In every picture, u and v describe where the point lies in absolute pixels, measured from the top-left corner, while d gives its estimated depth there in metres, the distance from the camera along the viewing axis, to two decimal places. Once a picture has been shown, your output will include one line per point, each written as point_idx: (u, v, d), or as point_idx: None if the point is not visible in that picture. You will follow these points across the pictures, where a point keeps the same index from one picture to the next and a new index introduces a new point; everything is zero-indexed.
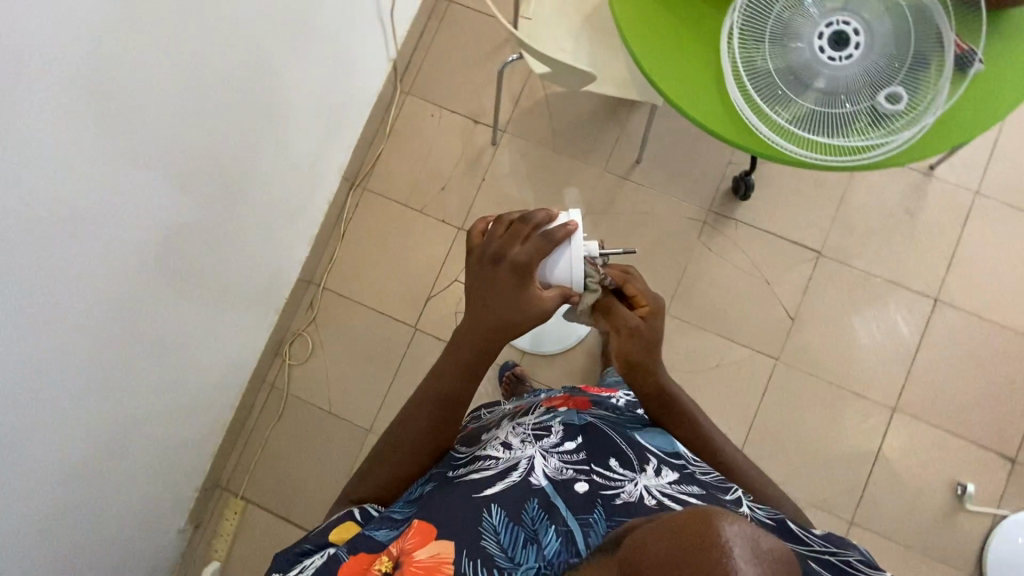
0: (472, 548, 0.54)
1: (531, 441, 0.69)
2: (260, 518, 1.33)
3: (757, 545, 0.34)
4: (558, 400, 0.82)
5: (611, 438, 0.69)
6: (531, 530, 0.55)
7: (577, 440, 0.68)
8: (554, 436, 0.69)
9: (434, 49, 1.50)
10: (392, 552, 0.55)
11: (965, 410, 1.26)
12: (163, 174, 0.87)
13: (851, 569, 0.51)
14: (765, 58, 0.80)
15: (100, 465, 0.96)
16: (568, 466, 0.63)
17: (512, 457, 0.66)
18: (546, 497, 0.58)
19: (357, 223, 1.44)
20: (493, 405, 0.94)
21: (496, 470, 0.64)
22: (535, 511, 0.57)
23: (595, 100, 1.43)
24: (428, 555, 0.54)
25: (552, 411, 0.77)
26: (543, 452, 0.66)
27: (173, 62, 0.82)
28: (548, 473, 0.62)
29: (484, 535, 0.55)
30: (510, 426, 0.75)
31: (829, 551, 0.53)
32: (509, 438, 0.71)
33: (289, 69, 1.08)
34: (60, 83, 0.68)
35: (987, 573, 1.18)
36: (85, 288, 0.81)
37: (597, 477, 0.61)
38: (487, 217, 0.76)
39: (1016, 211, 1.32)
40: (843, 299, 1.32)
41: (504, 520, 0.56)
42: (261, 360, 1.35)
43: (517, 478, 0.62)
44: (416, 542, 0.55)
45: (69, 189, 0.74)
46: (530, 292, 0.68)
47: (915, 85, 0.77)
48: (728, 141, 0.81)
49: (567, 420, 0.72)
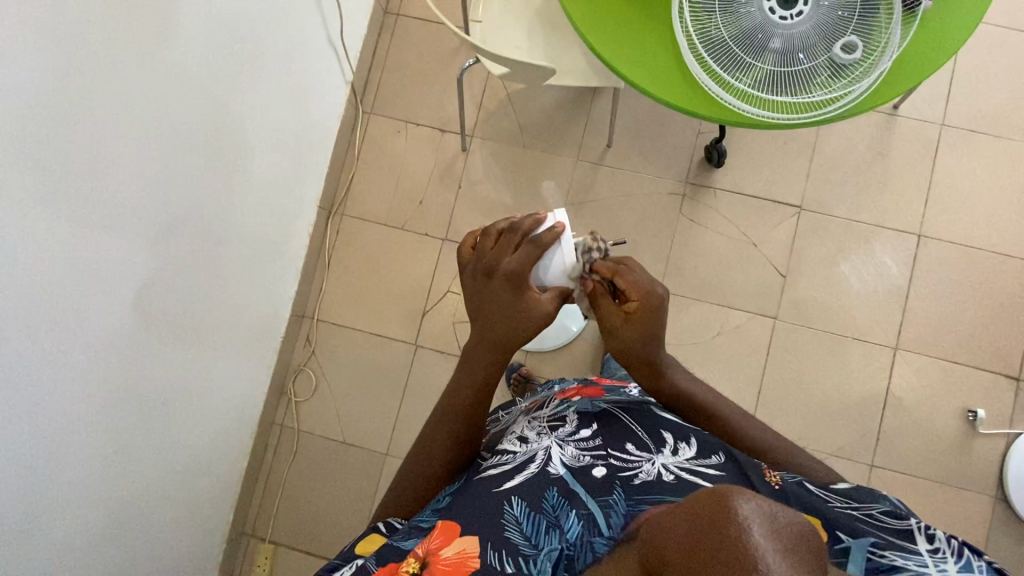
0: (496, 540, 0.53)
1: (547, 432, 0.69)
2: (291, 558, 1.32)
3: (776, 522, 0.33)
4: (572, 390, 0.81)
5: (625, 419, 0.69)
6: (553, 516, 0.56)
7: (592, 427, 0.68)
8: (569, 424, 0.69)
9: (390, 65, 1.49)
10: (418, 554, 0.53)
11: (964, 338, 1.28)
12: (136, 229, 0.86)
13: (874, 520, 0.53)
14: (718, 26, 0.80)
15: (122, 533, 0.95)
16: (585, 452, 0.64)
17: (529, 450, 0.66)
18: (566, 485, 0.59)
19: (341, 250, 1.44)
20: (510, 405, 0.93)
21: (514, 464, 0.64)
22: (556, 499, 0.57)
23: (557, 90, 1.43)
24: (454, 551, 0.52)
25: (567, 401, 0.77)
26: (559, 441, 0.66)
27: (132, 118, 0.81)
28: (566, 461, 0.63)
29: (507, 526, 0.55)
30: (525, 420, 0.75)
31: (851, 505, 0.55)
32: (525, 432, 0.71)
33: (247, 105, 1.06)
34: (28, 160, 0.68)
35: (1008, 492, 1.20)
36: (78, 362, 0.80)
37: (614, 461, 0.62)
38: (475, 231, 0.78)
39: (983, 137, 1.34)
40: (830, 249, 1.33)
41: (525, 510, 0.56)
42: (268, 401, 1.34)
43: (535, 469, 0.62)
44: (442, 541, 0.54)
45: (47, 262, 0.73)
46: (529, 297, 0.70)
47: (868, 32, 0.78)
48: (695, 114, 0.81)
49: (582, 407, 0.73)
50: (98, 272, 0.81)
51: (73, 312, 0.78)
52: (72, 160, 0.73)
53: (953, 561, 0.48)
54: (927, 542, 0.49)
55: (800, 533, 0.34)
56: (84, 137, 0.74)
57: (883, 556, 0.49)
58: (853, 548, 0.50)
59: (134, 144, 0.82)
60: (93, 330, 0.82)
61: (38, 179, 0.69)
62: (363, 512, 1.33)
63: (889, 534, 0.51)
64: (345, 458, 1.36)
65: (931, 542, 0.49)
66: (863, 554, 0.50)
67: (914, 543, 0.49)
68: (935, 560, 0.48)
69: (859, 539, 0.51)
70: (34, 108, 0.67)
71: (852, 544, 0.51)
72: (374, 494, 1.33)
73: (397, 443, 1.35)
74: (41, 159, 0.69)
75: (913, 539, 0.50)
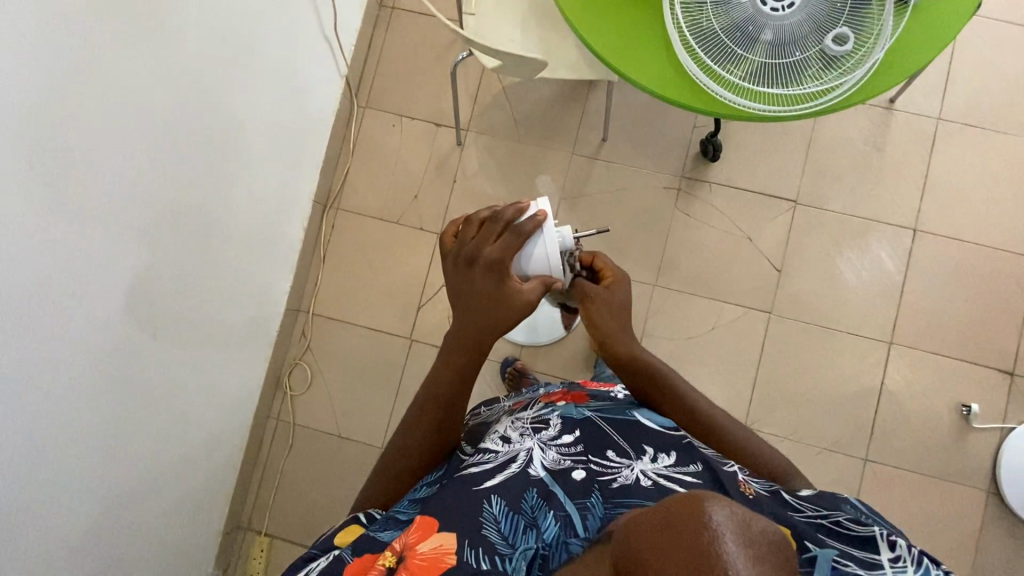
0: (473, 537, 0.53)
1: (530, 433, 0.69)
2: (286, 551, 1.32)
3: (748, 530, 0.34)
4: (557, 394, 0.81)
5: (606, 427, 0.69)
6: (531, 517, 0.56)
7: (575, 432, 0.68)
8: (552, 427, 0.69)
9: (385, 59, 1.49)
10: (395, 547, 0.53)
11: (958, 332, 1.28)
12: (131, 223, 0.86)
13: (840, 528, 0.52)
14: (709, 18, 0.80)
15: (120, 523, 0.95)
16: (566, 456, 0.64)
17: (511, 449, 0.66)
18: (545, 487, 0.59)
19: (336, 244, 1.44)
20: (494, 402, 0.94)
21: (495, 463, 0.64)
22: (535, 500, 0.58)
23: (552, 85, 1.42)
24: (430, 547, 0.52)
25: (551, 405, 0.76)
26: (542, 444, 0.66)
27: (129, 111, 0.81)
28: (547, 464, 0.62)
29: (485, 524, 0.55)
30: (509, 421, 0.75)
31: (820, 514, 0.54)
32: (507, 432, 0.70)
33: (240, 101, 1.06)
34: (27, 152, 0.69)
35: (1002, 487, 1.20)
36: (72, 358, 0.80)
37: (594, 465, 0.62)
38: (457, 219, 0.77)
39: (979, 131, 1.33)
40: (825, 243, 1.33)
41: (504, 509, 0.56)
42: (263, 394, 1.35)
43: (516, 469, 0.62)
44: (418, 537, 0.54)
45: (43, 252, 0.73)
46: (510, 288, 0.70)
47: (859, 24, 0.78)
48: (686, 106, 0.81)
49: (566, 412, 0.72)
50: (92, 269, 0.81)
51: (67, 307, 0.78)
52: (66, 154, 0.74)
53: (912, 569, 0.47)
54: (889, 550, 0.49)
55: (770, 540, 0.35)
56: (77, 134, 0.75)
57: (846, 565, 0.48)
58: (818, 556, 0.48)
59: (131, 138, 0.83)
60: (89, 321, 0.82)
61: (32, 174, 0.70)
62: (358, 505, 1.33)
63: (853, 543, 0.50)
64: (339, 452, 1.37)
65: (893, 549, 0.49)
66: (828, 562, 0.48)
67: (877, 553, 0.49)
68: (895, 570, 0.47)
69: (824, 549, 0.49)
70: (27, 102, 0.67)
71: (818, 553, 0.49)
72: None
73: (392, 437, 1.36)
74: (36, 154, 0.70)
75: (877, 549, 0.49)
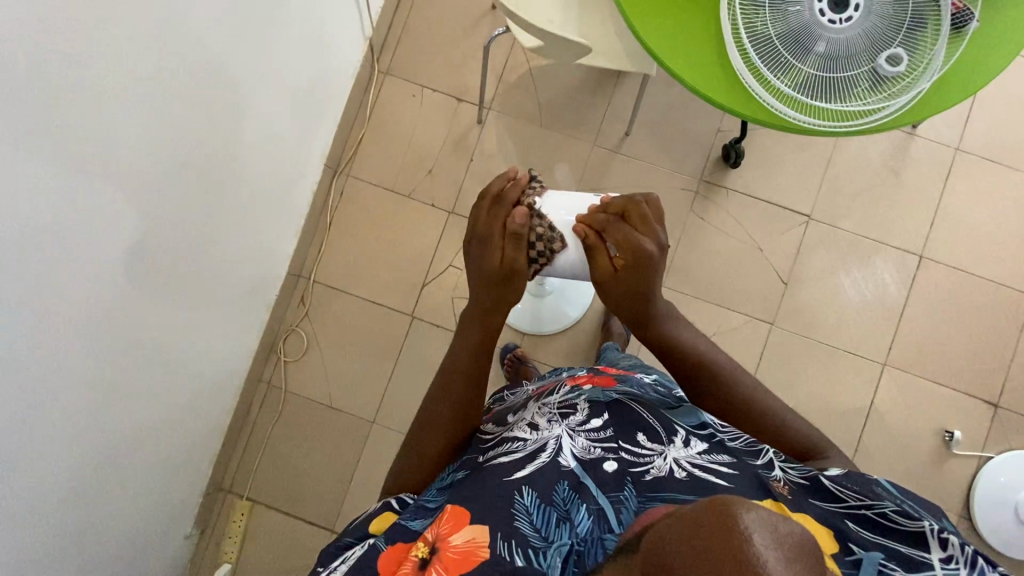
0: (506, 530, 0.52)
1: (558, 420, 0.68)
2: (268, 517, 1.31)
3: (777, 532, 0.31)
4: (583, 378, 0.80)
5: (638, 410, 0.67)
6: (564, 510, 0.55)
7: (603, 417, 0.66)
8: (580, 412, 0.68)
9: (411, 25, 1.44)
10: (427, 538, 0.54)
11: (950, 360, 1.31)
12: (140, 168, 0.82)
13: (886, 522, 0.51)
14: (766, 22, 0.79)
15: (101, 478, 0.93)
16: (595, 444, 0.62)
17: (540, 438, 0.64)
18: (576, 478, 0.58)
19: (344, 212, 1.40)
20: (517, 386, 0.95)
21: (524, 452, 0.63)
22: (566, 492, 0.56)
23: (580, 72, 1.40)
24: (463, 540, 0.52)
25: (578, 389, 0.75)
26: (570, 431, 0.64)
27: (148, 48, 0.77)
28: (577, 454, 0.61)
29: (517, 516, 0.54)
30: (536, 406, 0.74)
31: (863, 504, 0.52)
32: (535, 419, 0.70)
33: (263, 54, 1.01)
34: (47, 81, 0.65)
35: (973, 513, 1.24)
36: (66, 303, 0.76)
37: (626, 455, 0.60)
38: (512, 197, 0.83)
39: (995, 165, 1.35)
40: (833, 261, 1.34)
41: (536, 501, 0.55)
42: (256, 359, 1.32)
43: (546, 459, 0.60)
44: (451, 527, 0.53)
45: (48, 190, 0.69)
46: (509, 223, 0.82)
47: (913, 46, 0.77)
48: (730, 109, 0.79)
49: (593, 396, 0.71)
50: (88, 213, 0.76)
51: (67, 251, 0.74)
52: (73, 104, 0.69)
53: (965, 571, 0.47)
54: (940, 549, 0.48)
55: (802, 542, 0.32)
56: (95, 67, 0.70)
57: (893, 570, 0.48)
58: (864, 560, 0.49)
59: (147, 79, 0.78)
60: (88, 268, 0.78)
61: (32, 120, 0.64)
62: (344, 477, 1.32)
63: (901, 539, 0.50)
64: (329, 422, 1.35)
65: (944, 548, 0.48)
66: (874, 567, 0.48)
67: (927, 552, 0.49)
68: (947, 572, 0.47)
69: (870, 552, 0.49)
70: (48, 29, 0.63)
71: (863, 557, 0.49)
72: (357, 460, 1.33)
73: (385, 412, 1.34)
74: (56, 84, 0.66)
75: (926, 546, 0.49)
